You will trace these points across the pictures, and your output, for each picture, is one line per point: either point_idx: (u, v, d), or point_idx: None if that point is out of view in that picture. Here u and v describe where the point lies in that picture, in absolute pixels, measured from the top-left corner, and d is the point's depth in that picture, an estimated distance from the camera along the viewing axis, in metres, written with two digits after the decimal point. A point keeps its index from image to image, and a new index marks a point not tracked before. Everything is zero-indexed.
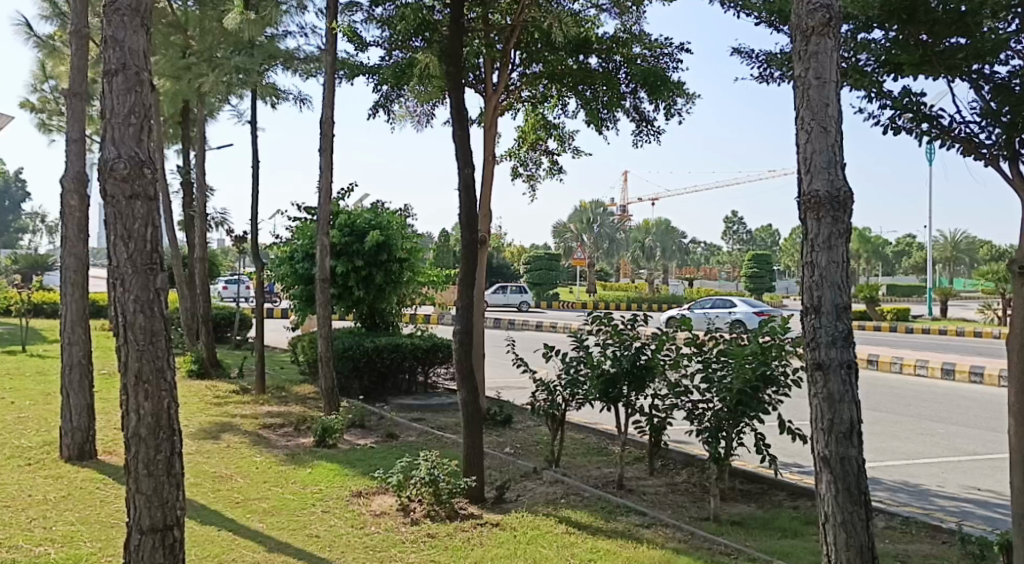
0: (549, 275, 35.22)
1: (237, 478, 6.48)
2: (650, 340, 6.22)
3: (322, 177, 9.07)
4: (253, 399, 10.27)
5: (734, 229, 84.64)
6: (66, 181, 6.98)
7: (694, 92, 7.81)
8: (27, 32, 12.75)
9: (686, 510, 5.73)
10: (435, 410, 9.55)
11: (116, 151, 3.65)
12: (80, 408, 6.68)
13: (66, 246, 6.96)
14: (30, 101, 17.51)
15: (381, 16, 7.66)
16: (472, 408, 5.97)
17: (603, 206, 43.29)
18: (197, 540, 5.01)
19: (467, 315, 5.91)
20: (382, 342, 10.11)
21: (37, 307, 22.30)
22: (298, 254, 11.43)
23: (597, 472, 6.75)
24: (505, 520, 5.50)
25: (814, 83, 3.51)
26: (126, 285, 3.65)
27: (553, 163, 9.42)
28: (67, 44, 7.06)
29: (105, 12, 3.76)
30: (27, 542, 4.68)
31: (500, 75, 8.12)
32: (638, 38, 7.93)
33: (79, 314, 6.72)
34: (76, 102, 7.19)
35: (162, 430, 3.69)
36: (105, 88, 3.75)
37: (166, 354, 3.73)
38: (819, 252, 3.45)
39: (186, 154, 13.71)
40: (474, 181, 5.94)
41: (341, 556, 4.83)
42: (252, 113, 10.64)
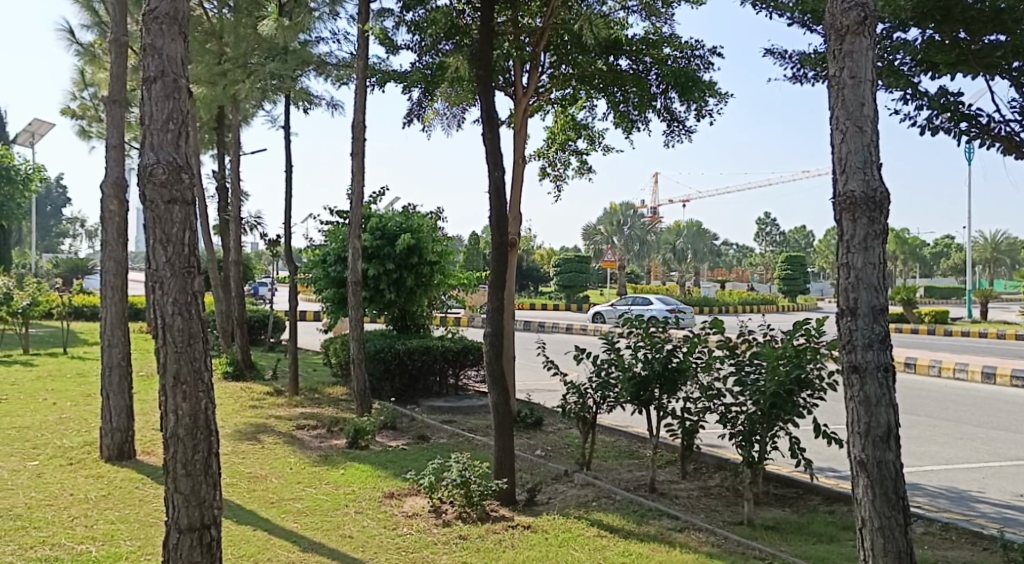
0: (579, 277, 35.15)
1: (272, 479, 6.56)
2: (682, 342, 6.19)
3: (353, 181, 9.15)
4: (287, 400, 10.39)
5: (767, 230, 83.83)
6: (106, 186, 7.12)
7: (727, 93, 7.76)
8: (68, 40, 13.04)
9: (719, 514, 5.69)
10: (466, 412, 9.59)
11: (155, 157, 3.73)
12: (120, 408, 6.80)
13: (106, 250, 7.09)
14: (71, 108, 17.90)
15: (412, 21, 7.72)
16: (503, 410, 5.97)
17: (634, 208, 43.12)
18: (233, 539, 5.08)
19: (498, 317, 5.93)
20: (413, 344, 10.16)
21: (78, 310, 22.78)
22: (330, 257, 11.54)
23: (628, 475, 6.73)
24: (537, 522, 5.50)
25: (849, 82, 3.48)
26: (164, 288, 3.71)
27: (583, 163, 9.41)
28: (107, 53, 7.21)
29: (143, 20, 3.83)
30: (69, 539, 4.79)
31: (530, 77, 8.13)
32: (668, 39, 7.87)
33: (119, 317, 6.85)
34: (116, 108, 7.34)
35: (199, 430, 3.74)
36: (144, 95, 3.82)
37: (203, 355, 3.79)
38: (854, 254, 3.42)
39: (222, 159, 13.91)
40: (504, 184, 5.95)
41: (374, 557, 4.86)
42: (286, 118, 10.78)
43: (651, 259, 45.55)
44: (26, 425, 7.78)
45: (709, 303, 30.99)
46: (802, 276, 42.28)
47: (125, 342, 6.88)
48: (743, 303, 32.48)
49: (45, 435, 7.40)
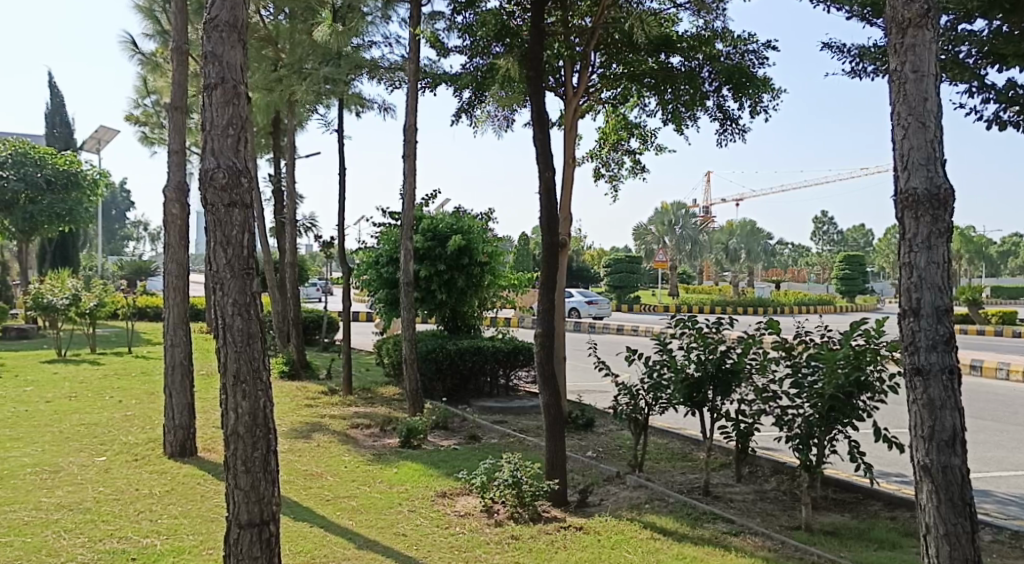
0: (630, 278, 34.82)
1: (327, 476, 6.66)
2: (735, 343, 6.12)
3: (405, 183, 9.24)
4: (341, 400, 10.51)
5: (824, 229, 82.10)
6: (168, 190, 7.31)
7: (782, 88, 7.62)
8: (132, 50, 13.43)
9: (776, 519, 5.61)
10: (517, 413, 9.60)
11: (216, 161, 3.82)
12: (182, 405, 6.98)
13: (168, 252, 7.27)
14: (134, 116, 18.46)
15: (463, 24, 7.76)
16: (554, 411, 5.95)
17: (686, 208, 42.66)
18: (291, 535, 5.17)
19: (549, 317, 5.93)
20: (464, 344, 10.21)
21: (141, 311, 23.44)
22: (382, 258, 11.66)
23: (681, 478, 6.66)
24: (589, 523, 5.48)
25: (911, 76, 3.40)
26: (224, 289, 3.80)
27: (636, 163, 9.34)
28: (169, 60, 7.41)
29: (204, 28, 3.92)
30: (135, 533, 4.93)
31: (580, 77, 8.11)
32: (721, 35, 7.77)
33: (180, 317, 7.02)
34: (177, 115, 7.53)
35: (258, 428, 3.82)
36: (205, 102, 3.91)
37: (261, 354, 3.87)
38: (917, 253, 3.33)
39: (277, 163, 14.17)
40: (555, 185, 5.95)
41: (428, 555, 4.90)
42: (339, 121, 10.96)
43: (703, 259, 45.02)
44: (92, 422, 8.03)
45: (763, 303, 30.48)
46: (861, 276, 41.23)
47: (186, 342, 7.04)
48: (798, 303, 31.90)
49: (111, 432, 7.63)
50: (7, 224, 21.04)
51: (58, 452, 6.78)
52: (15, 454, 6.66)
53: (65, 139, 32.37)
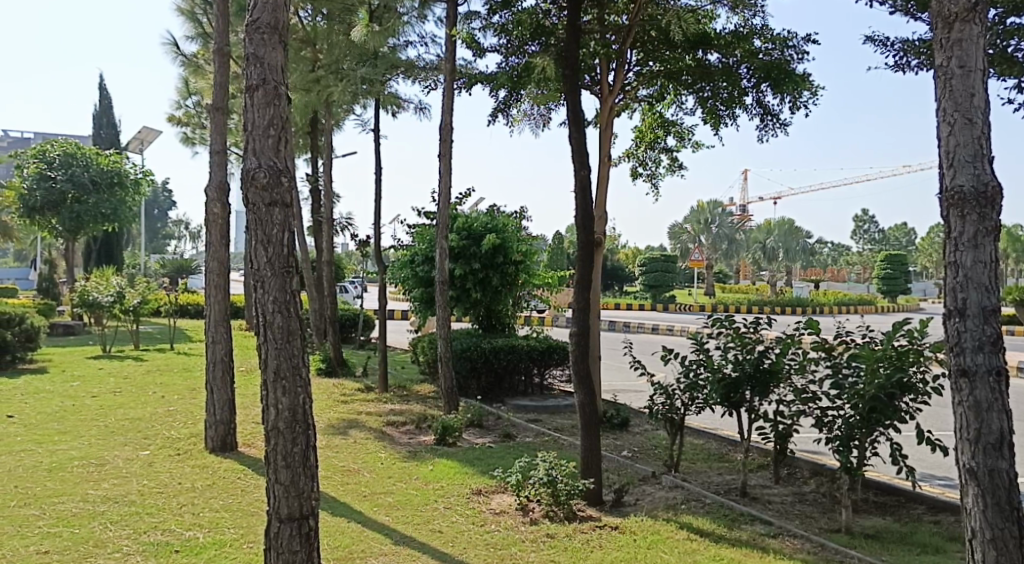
0: (664, 277, 34.37)
1: (364, 472, 6.73)
2: (773, 344, 6.06)
3: (441, 182, 9.28)
4: (377, 397, 10.60)
5: (864, 228, 80.72)
6: (209, 190, 7.44)
7: (822, 85, 7.52)
8: (174, 51, 13.66)
9: (815, 521, 5.54)
10: (552, 412, 9.60)
11: (257, 161, 3.87)
12: (223, 401, 7.10)
13: (209, 251, 7.40)
14: (176, 117, 18.80)
15: (499, 23, 7.77)
16: (589, 410, 5.94)
17: (723, 207, 42.22)
18: (329, 530, 5.22)
19: (584, 317, 5.91)
20: (499, 343, 10.23)
21: (183, 308, 23.84)
22: (418, 257, 11.73)
23: (718, 479, 6.61)
24: (625, 523, 5.47)
25: (957, 72, 3.33)
26: (265, 287, 3.85)
27: (673, 161, 9.28)
28: (212, 63, 7.52)
29: (246, 30, 3.98)
30: (178, 526, 5.02)
31: (616, 75, 8.08)
32: (760, 31, 7.69)
33: (221, 314, 7.12)
34: (218, 116, 7.63)
35: (298, 424, 3.87)
36: (247, 103, 3.96)
37: (301, 352, 3.91)
38: (963, 252, 3.27)
39: (315, 162, 14.32)
40: (590, 184, 5.94)
41: (463, 552, 4.92)
42: (376, 122, 11.05)
43: (740, 258, 44.55)
44: (136, 417, 8.20)
45: (802, 303, 30.09)
46: (903, 276, 40.43)
47: (227, 340, 7.14)
48: (838, 303, 31.46)
49: (154, 427, 7.78)
50: (55, 223, 21.56)
51: (104, 446, 6.94)
52: (63, 447, 6.82)
53: (111, 140, 32.99)
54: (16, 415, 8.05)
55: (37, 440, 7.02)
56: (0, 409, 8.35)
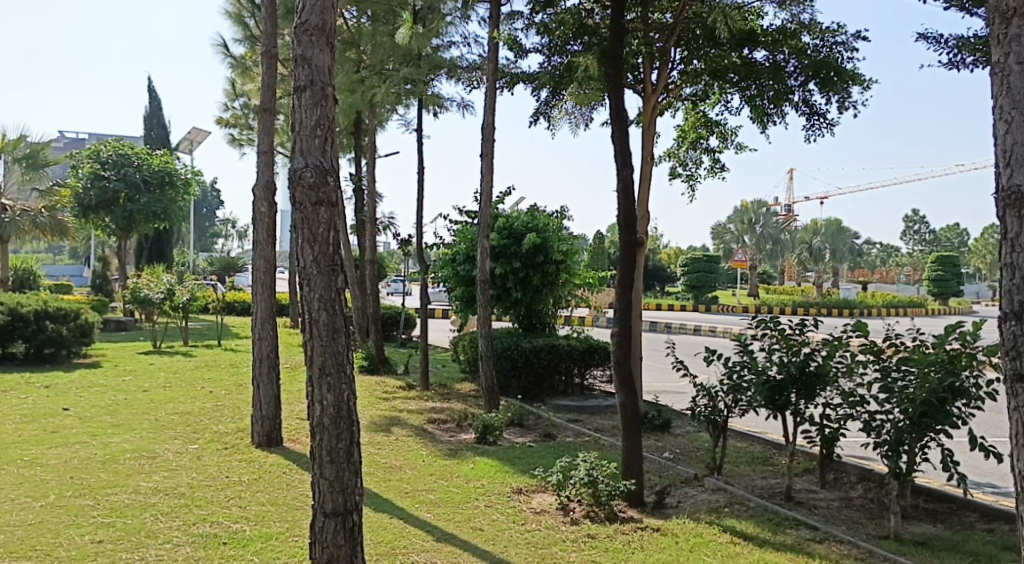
0: (707, 277, 33.93)
1: (406, 469, 6.77)
2: (820, 345, 5.95)
3: (483, 182, 9.30)
4: (419, 395, 10.67)
5: (915, 228, 78.97)
6: (257, 190, 7.55)
7: (872, 81, 7.38)
8: (223, 53, 13.90)
9: (862, 527, 5.45)
10: (592, 412, 9.58)
11: (305, 161, 3.92)
12: (269, 397, 7.20)
13: (257, 249, 7.50)
14: (224, 118, 19.13)
15: (541, 23, 7.75)
16: (630, 411, 5.90)
17: (768, 206, 41.66)
18: (372, 525, 5.28)
19: (626, 317, 5.88)
20: (539, 343, 10.24)
21: (230, 305, 24.24)
22: (459, 256, 11.77)
23: (762, 483, 6.52)
24: (667, 525, 5.43)
25: (1015, 68, 3.25)
26: (311, 285, 3.91)
27: (715, 162, 9.18)
28: (260, 64, 7.62)
29: (295, 32, 4.03)
30: (226, 518, 5.11)
31: (659, 74, 8.01)
32: (808, 27, 7.58)
33: (268, 311, 7.23)
34: (266, 116, 7.74)
35: (343, 420, 3.91)
36: (295, 104, 4.02)
37: (346, 348, 3.95)
38: (1020, 253, 3.19)
39: (359, 162, 14.44)
40: (633, 184, 5.91)
41: (504, 550, 4.94)
42: (418, 121, 11.13)
43: (785, 259, 43.89)
44: (186, 411, 8.37)
45: (849, 304, 29.58)
46: (955, 277, 39.38)
47: (273, 336, 7.24)
48: (887, 304, 30.88)
49: (203, 421, 7.93)
50: (108, 222, 22.10)
51: (155, 439, 7.09)
52: (116, 440, 6.98)
53: (162, 140, 33.68)
54: (72, 408, 8.27)
55: (92, 433, 7.20)
56: (57, 402, 8.59)
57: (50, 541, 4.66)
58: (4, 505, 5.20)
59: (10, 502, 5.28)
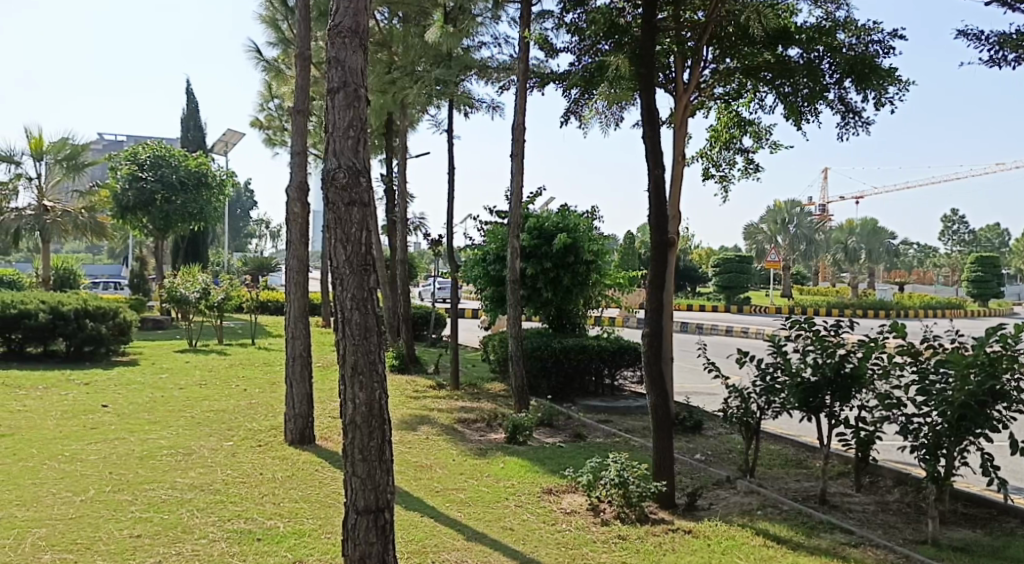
0: (740, 279, 33.59)
1: (437, 468, 6.79)
2: (855, 347, 5.86)
3: (513, 182, 9.31)
4: (449, 394, 10.72)
5: (953, 229, 77.62)
6: (290, 190, 7.61)
7: (910, 79, 7.26)
8: (257, 56, 14.07)
9: (899, 531, 5.36)
10: (623, 413, 9.54)
11: (338, 162, 3.95)
12: (301, 395, 7.26)
13: (290, 249, 7.58)
14: (258, 120, 19.36)
15: (572, 22, 7.72)
16: (662, 412, 5.87)
17: (801, 206, 41.16)
18: (403, 524, 5.30)
19: (657, 316, 5.83)
20: (570, 343, 10.21)
21: (263, 305, 24.52)
22: (489, 256, 11.78)
23: (796, 486, 6.44)
24: (698, 527, 5.39)
25: None
26: (344, 284, 3.93)
27: (749, 162, 9.09)
28: (294, 67, 7.69)
29: (328, 35, 4.06)
30: (259, 515, 5.16)
31: (691, 73, 7.94)
32: (844, 25, 7.48)
33: (301, 310, 7.28)
34: (299, 118, 7.83)
35: (374, 419, 3.94)
36: (328, 105, 4.05)
37: (378, 348, 3.97)
38: None
39: (390, 163, 14.52)
40: (664, 183, 5.87)
41: (535, 550, 4.94)
42: (449, 122, 11.16)
43: (819, 260, 43.35)
44: (220, 408, 8.47)
45: (885, 305, 29.15)
46: (995, 278, 38.59)
47: (306, 335, 7.28)
48: (924, 306, 30.35)
49: (237, 418, 8.02)
50: (145, 222, 22.41)
51: (191, 436, 7.19)
52: (152, 436, 7.09)
53: (198, 141, 34.13)
54: (110, 405, 8.42)
55: (130, 429, 7.32)
56: (95, 399, 8.74)
57: (90, 535, 4.74)
58: (45, 499, 5.30)
59: (52, 496, 5.38)
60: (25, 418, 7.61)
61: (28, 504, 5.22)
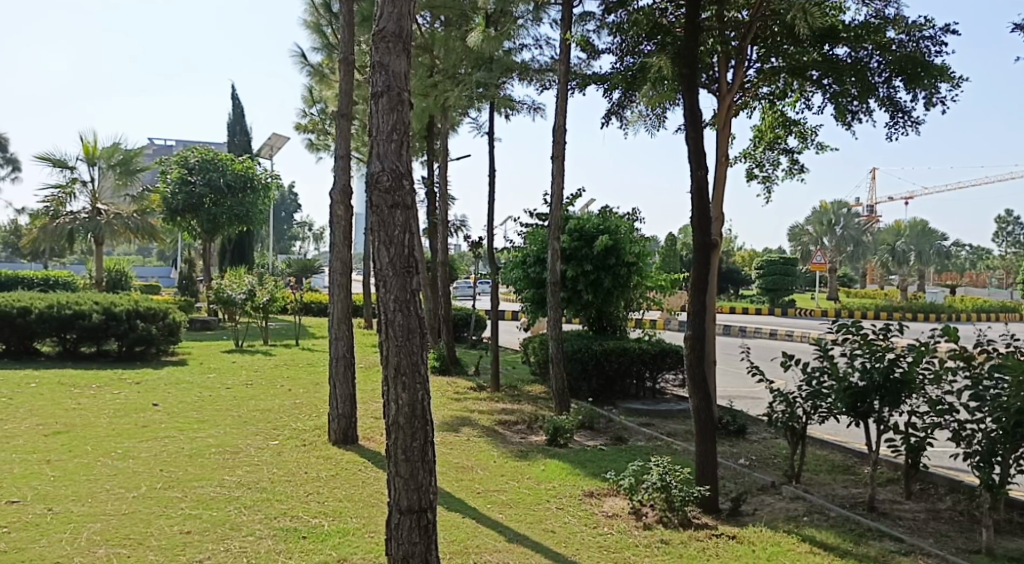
0: (785, 281, 33.06)
1: (477, 469, 6.81)
2: (905, 351, 5.73)
3: (554, 184, 9.29)
4: (490, 396, 10.74)
5: (1005, 230, 75.76)
6: (334, 194, 7.66)
7: (962, 77, 7.09)
8: (301, 62, 14.24)
9: (951, 540, 5.23)
10: (664, 416, 9.46)
11: (381, 165, 3.98)
12: (345, 396, 7.33)
13: (334, 251, 7.64)
14: (303, 124, 19.60)
15: (614, 23, 7.67)
16: (705, 415, 5.80)
17: (848, 207, 40.36)
18: (445, 524, 5.32)
19: (700, 320, 5.76)
20: (611, 345, 10.15)
21: (307, 306, 24.83)
22: (530, 258, 11.76)
23: (843, 492, 6.32)
24: (742, 532, 5.32)
25: None
26: (387, 286, 3.96)
27: (794, 163, 8.96)
28: (338, 71, 7.75)
29: (373, 40, 4.09)
30: (304, 513, 5.23)
31: (735, 73, 7.84)
32: (894, 21, 7.29)
33: (344, 312, 7.34)
34: (343, 122, 7.90)
35: (416, 419, 3.95)
36: (372, 110, 4.07)
37: (420, 349, 3.99)
38: None
39: (431, 166, 14.57)
40: (707, 185, 5.81)
41: (576, 553, 4.92)
42: (491, 125, 11.20)
43: (866, 262, 42.55)
44: (266, 407, 8.61)
45: (936, 308, 28.51)
46: None
47: (349, 336, 7.34)
48: (978, 309, 29.58)
49: (282, 418, 8.13)
50: (194, 224, 22.84)
51: (238, 435, 7.30)
52: (201, 434, 7.22)
53: (243, 146, 34.67)
54: (161, 403, 8.60)
55: (180, 428, 7.46)
56: (146, 397, 8.93)
57: (141, 530, 4.83)
58: (100, 495, 5.43)
59: (105, 492, 5.50)
60: (81, 416, 7.81)
61: (83, 499, 5.35)
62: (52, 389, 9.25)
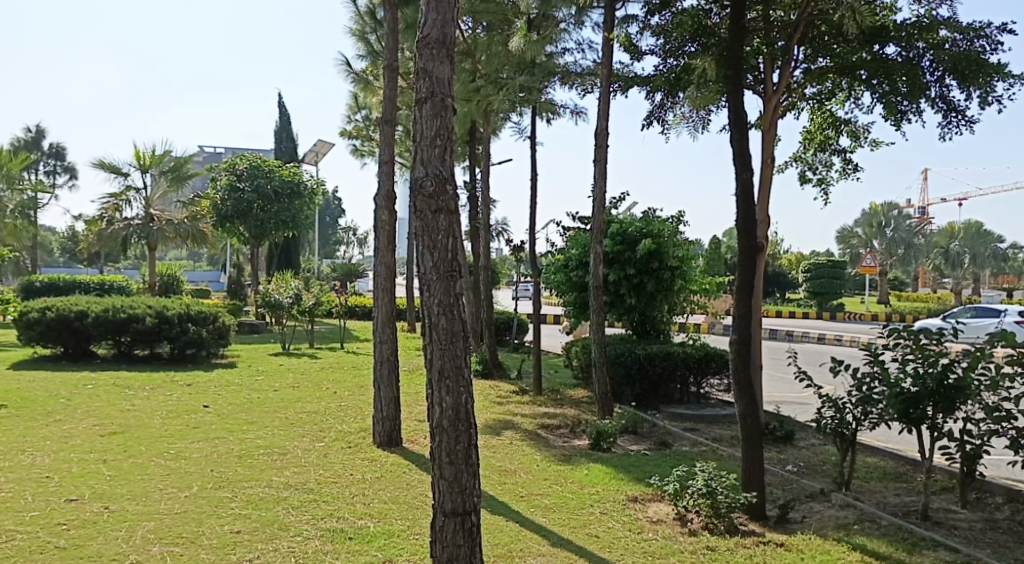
0: (833, 285, 32.33)
1: (521, 473, 6.81)
2: (959, 356, 5.58)
3: (596, 187, 9.26)
4: (532, 399, 10.74)
5: None
6: (378, 199, 7.73)
7: (1019, 74, 6.88)
8: (346, 69, 14.39)
9: (1009, 552, 5.08)
10: (709, 421, 9.36)
11: (425, 170, 4.00)
12: (389, 398, 7.38)
13: (378, 255, 7.70)
14: (348, 129, 19.79)
15: (658, 25, 7.62)
16: (751, 420, 5.71)
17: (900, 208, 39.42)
18: (490, 527, 5.33)
19: (744, 324, 5.69)
20: (654, 349, 10.05)
21: (351, 309, 25.07)
22: (572, 262, 11.75)
23: (894, 500, 6.18)
24: (791, 540, 5.23)
25: None
26: (431, 290, 3.98)
27: (847, 163, 8.81)
28: (382, 77, 7.79)
29: (417, 46, 4.11)
30: (351, 514, 5.28)
31: (782, 74, 7.75)
32: (946, 21, 7.14)
33: (388, 315, 7.38)
34: (387, 129, 7.97)
35: (460, 422, 3.96)
36: (416, 115, 4.10)
37: (464, 352, 3.99)
38: None
39: (473, 170, 14.61)
40: (753, 187, 5.73)
41: (621, 559, 4.89)
42: (534, 130, 11.22)
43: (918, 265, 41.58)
44: (313, 410, 8.71)
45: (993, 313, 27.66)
46: None
47: (393, 339, 7.39)
48: None
49: (329, 420, 8.22)
50: (242, 229, 23.27)
51: (286, 436, 7.40)
52: (251, 436, 7.33)
53: (291, 152, 35.05)
54: (211, 405, 8.77)
55: (230, 429, 7.60)
56: (197, 399, 9.12)
57: (193, 530, 4.91)
58: (155, 494, 5.55)
59: (160, 491, 5.61)
60: (135, 417, 7.99)
61: (138, 498, 5.47)
62: (107, 391, 9.48)
